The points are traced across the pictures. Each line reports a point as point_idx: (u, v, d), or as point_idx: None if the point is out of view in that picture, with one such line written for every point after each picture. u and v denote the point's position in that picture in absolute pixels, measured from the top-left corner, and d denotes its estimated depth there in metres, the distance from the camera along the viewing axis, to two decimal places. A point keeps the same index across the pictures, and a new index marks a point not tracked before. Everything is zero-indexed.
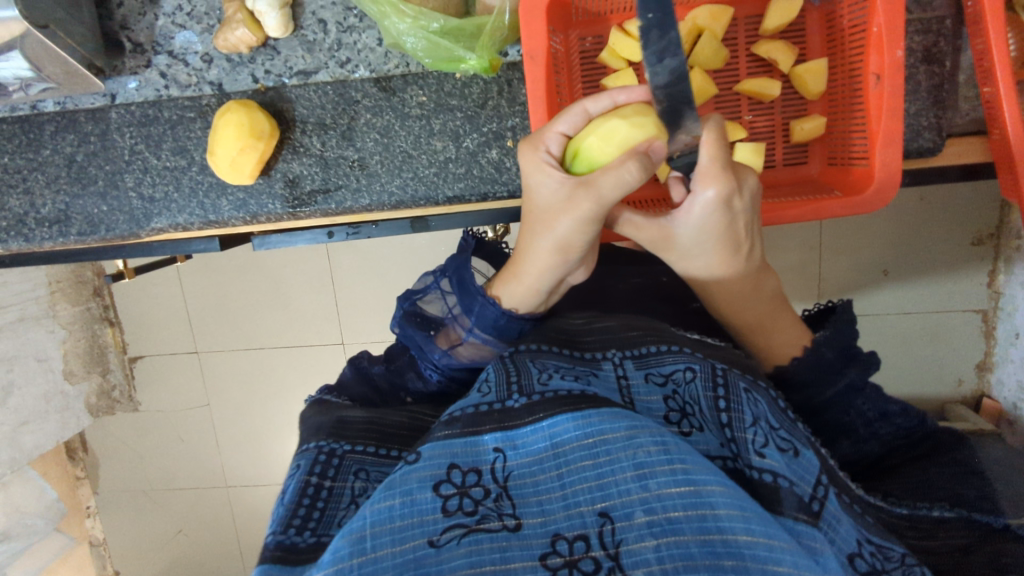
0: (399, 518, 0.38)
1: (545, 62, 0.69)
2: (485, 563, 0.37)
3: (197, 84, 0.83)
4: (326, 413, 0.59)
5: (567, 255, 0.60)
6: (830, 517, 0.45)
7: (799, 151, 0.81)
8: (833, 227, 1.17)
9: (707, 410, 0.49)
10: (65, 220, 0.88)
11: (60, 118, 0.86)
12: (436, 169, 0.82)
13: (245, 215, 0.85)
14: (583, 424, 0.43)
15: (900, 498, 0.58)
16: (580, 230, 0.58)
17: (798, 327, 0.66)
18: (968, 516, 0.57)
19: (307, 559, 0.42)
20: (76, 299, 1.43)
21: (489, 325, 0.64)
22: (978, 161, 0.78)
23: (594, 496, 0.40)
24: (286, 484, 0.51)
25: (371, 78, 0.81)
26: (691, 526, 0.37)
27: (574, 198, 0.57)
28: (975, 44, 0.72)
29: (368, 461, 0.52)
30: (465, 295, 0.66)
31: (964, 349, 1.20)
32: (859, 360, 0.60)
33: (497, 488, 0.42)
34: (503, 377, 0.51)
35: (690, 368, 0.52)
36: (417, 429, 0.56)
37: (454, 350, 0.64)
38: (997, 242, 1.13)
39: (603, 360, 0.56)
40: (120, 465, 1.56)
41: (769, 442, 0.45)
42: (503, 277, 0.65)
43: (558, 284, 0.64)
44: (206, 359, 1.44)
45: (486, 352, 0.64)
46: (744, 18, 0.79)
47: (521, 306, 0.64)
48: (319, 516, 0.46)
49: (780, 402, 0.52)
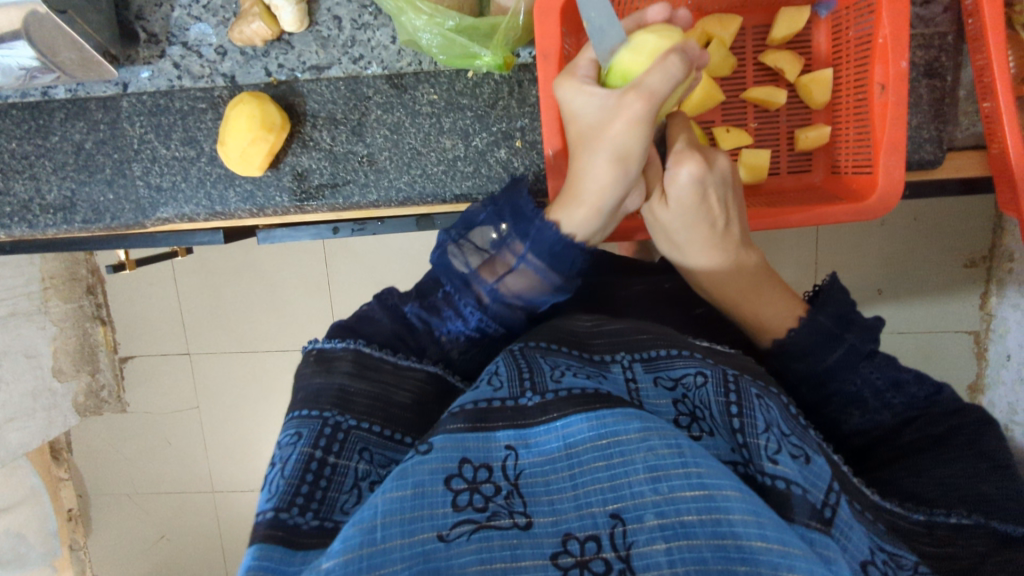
0: (409, 509, 0.38)
1: (558, 60, 0.70)
2: (495, 560, 0.36)
3: (210, 75, 0.84)
4: (331, 375, 0.54)
5: (627, 166, 0.60)
6: (842, 525, 0.45)
7: (803, 159, 0.83)
8: (831, 243, 1.19)
9: (719, 416, 0.48)
10: (70, 207, 0.88)
11: (71, 105, 0.87)
12: (444, 167, 0.83)
13: (252, 208, 0.85)
14: (597, 425, 0.43)
15: (916, 503, 0.55)
16: (632, 134, 0.58)
17: (790, 298, 0.67)
18: (988, 524, 0.53)
19: (310, 544, 0.42)
20: (70, 295, 1.42)
21: (546, 249, 0.60)
22: (977, 175, 0.80)
23: (605, 497, 0.39)
24: (283, 453, 0.49)
25: (383, 75, 0.82)
26: (704, 531, 0.37)
27: (623, 102, 0.58)
28: (976, 60, 0.74)
29: (371, 444, 0.50)
30: (520, 221, 0.62)
31: (957, 370, 1.21)
32: (856, 324, 0.62)
33: (507, 486, 0.41)
34: (515, 372, 0.50)
35: (701, 372, 0.51)
36: (423, 411, 0.54)
37: (504, 279, 0.60)
38: (990, 263, 1.15)
39: (613, 362, 0.54)
40: (104, 467, 1.53)
41: (782, 448, 0.45)
42: (559, 203, 0.63)
43: (616, 206, 0.62)
44: (200, 358, 1.42)
45: (537, 282, 0.60)
46: (752, 28, 0.81)
47: (583, 230, 0.62)
48: (323, 494, 0.46)
49: (791, 408, 0.52)
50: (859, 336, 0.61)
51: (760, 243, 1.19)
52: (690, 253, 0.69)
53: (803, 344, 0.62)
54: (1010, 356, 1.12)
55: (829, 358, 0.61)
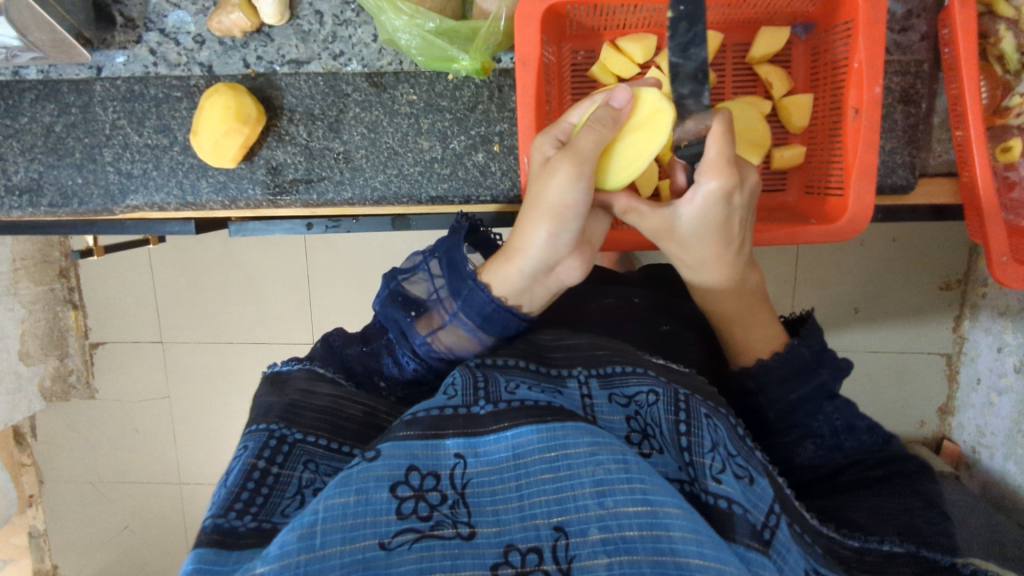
0: (352, 516, 0.37)
1: (537, 70, 0.69)
2: (434, 570, 0.36)
3: (187, 64, 0.83)
4: (282, 393, 0.56)
5: (555, 224, 0.59)
6: (780, 547, 0.45)
7: (777, 179, 0.83)
8: (808, 261, 1.20)
9: (668, 434, 0.48)
10: (37, 190, 0.86)
11: (42, 86, 0.85)
12: (421, 168, 0.82)
13: (224, 200, 0.84)
14: (547, 437, 0.43)
15: (851, 530, 0.56)
16: (561, 190, 0.57)
17: (772, 328, 0.67)
18: (919, 552, 0.54)
19: (246, 543, 0.41)
20: (41, 279, 1.37)
21: (475, 310, 0.59)
22: (947, 202, 0.81)
23: (550, 509, 0.39)
24: (233, 465, 0.49)
25: (363, 73, 0.81)
26: (645, 547, 0.37)
27: (554, 161, 0.58)
28: (949, 89, 0.75)
29: (317, 455, 0.50)
30: (456, 277, 0.60)
31: (926, 392, 1.22)
32: (830, 360, 0.63)
33: (454, 495, 0.40)
34: (469, 382, 0.50)
35: (653, 391, 0.51)
36: (372, 422, 0.55)
37: (437, 335, 0.60)
38: (964, 288, 1.16)
39: (569, 377, 0.54)
40: (68, 455, 1.50)
41: (726, 468, 0.45)
42: (494, 259, 0.61)
43: (546, 270, 0.60)
44: (171, 348, 1.40)
45: (467, 339, 0.60)
46: (732, 46, 0.82)
47: (514, 296, 0.60)
48: (262, 501, 0.45)
49: (740, 430, 0.53)
50: (832, 373, 0.63)
51: None
52: (706, 272, 0.66)
53: (774, 373, 0.63)
54: (980, 380, 1.13)
55: (793, 394, 0.62)
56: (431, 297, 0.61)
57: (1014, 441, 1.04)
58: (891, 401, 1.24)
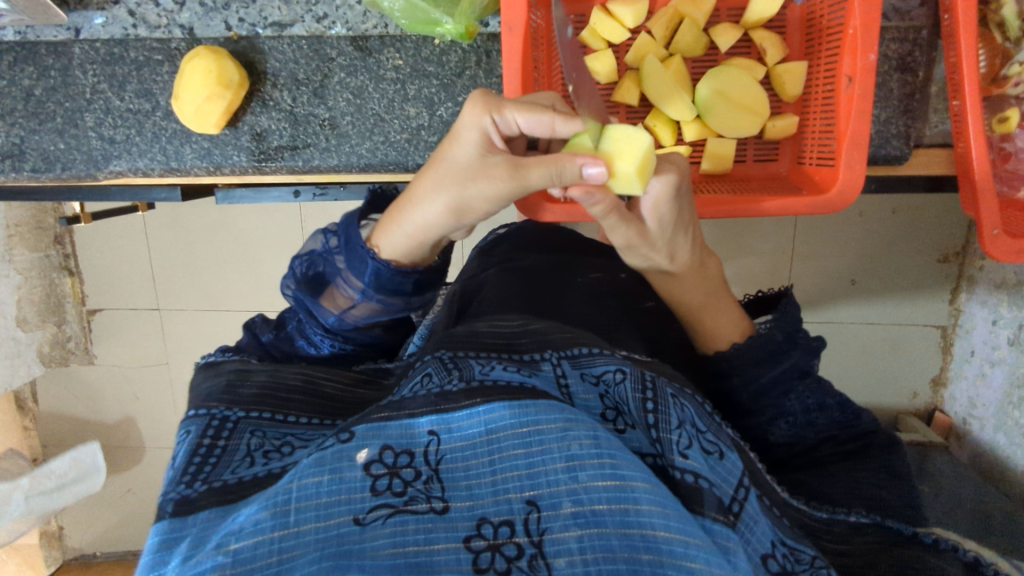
0: (326, 494, 0.38)
1: (523, 33, 0.68)
2: (408, 544, 0.36)
3: (167, 26, 0.81)
4: (215, 375, 0.57)
5: (462, 219, 0.57)
6: (748, 518, 0.45)
7: (770, 149, 0.82)
8: (807, 232, 1.18)
9: (636, 411, 0.47)
10: (19, 154, 0.85)
11: (20, 48, 0.83)
12: (408, 135, 0.81)
13: (209, 166, 0.83)
14: (519, 413, 0.43)
15: (820, 502, 0.57)
16: (479, 202, 0.55)
17: (738, 314, 0.66)
18: (884, 522, 0.56)
19: (205, 504, 0.41)
20: (36, 246, 1.35)
21: (371, 280, 0.61)
22: (943, 173, 0.79)
23: (522, 484, 0.39)
24: (176, 450, 0.49)
25: (348, 36, 0.79)
26: (613, 520, 0.37)
27: (491, 173, 0.53)
28: (948, 56, 0.73)
29: (263, 425, 0.50)
30: (354, 255, 0.62)
31: (920, 364, 1.22)
32: (803, 342, 0.60)
33: (428, 471, 0.40)
34: (442, 371, 0.49)
35: (620, 370, 0.50)
36: (313, 392, 0.55)
37: (349, 311, 0.64)
38: (962, 260, 1.15)
39: (541, 361, 0.52)
40: (68, 420, 1.50)
41: (692, 444, 0.45)
42: (382, 224, 0.62)
43: (440, 239, 0.61)
44: (168, 314, 1.40)
45: (379, 310, 0.65)
46: (726, 10, 0.80)
47: (404, 255, 0.62)
48: (208, 467, 0.45)
49: (705, 404, 0.52)
50: (805, 352, 0.60)
51: (737, 230, 1.19)
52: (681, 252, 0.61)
53: (749, 354, 0.61)
54: (974, 353, 1.13)
55: (767, 374, 0.60)
56: (332, 271, 0.64)
57: (1005, 413, 1.05)
58: (885, 373, 1.24)
